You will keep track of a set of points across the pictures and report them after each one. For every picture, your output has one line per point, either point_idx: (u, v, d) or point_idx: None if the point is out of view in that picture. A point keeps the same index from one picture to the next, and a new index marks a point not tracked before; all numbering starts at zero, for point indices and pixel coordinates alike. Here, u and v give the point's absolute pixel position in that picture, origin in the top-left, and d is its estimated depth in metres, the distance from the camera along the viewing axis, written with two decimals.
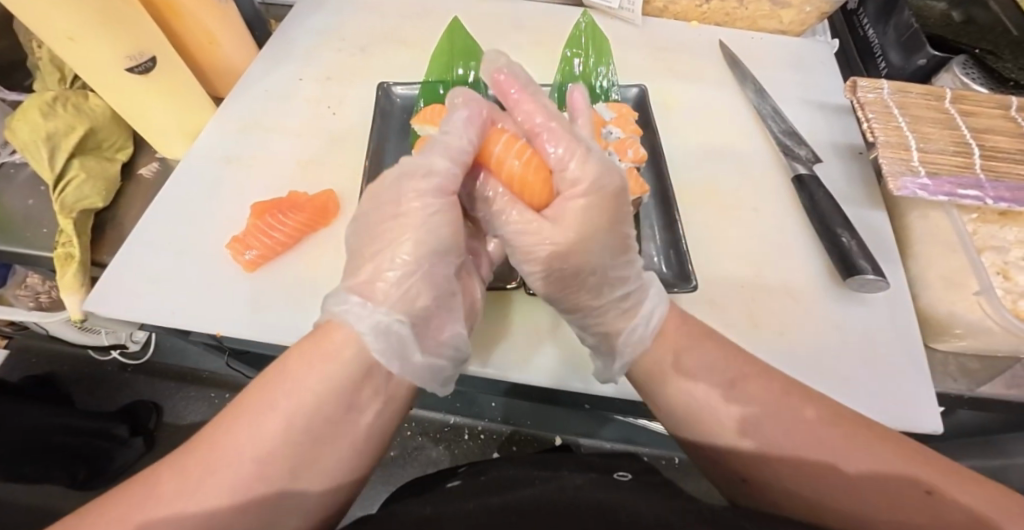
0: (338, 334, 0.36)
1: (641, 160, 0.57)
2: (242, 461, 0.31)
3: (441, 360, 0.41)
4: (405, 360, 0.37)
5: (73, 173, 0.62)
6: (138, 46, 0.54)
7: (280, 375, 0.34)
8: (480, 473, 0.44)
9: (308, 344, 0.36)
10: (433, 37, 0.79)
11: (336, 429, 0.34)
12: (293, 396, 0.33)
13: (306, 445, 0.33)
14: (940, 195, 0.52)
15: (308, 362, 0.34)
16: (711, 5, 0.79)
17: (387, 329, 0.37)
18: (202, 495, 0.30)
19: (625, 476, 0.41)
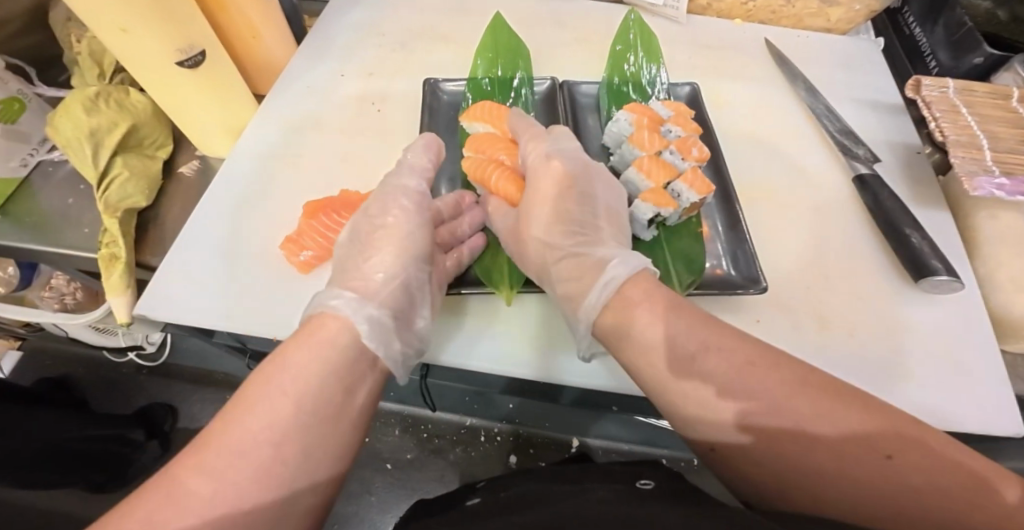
0: (334, 325, 0.39)
1: (705, 159, 0.56)
2: (257, 444, 0.31)
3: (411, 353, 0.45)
4: (388, 346, 0.41)
5: (116, 170, 0.60)
6: (189, 38, 0.53)
7: (278, 360, 0.35)
8: (501, 491, 0.44)
9: (301, 336, 0.38)
10: (474, 33, 0.78)
11: (338, 408, 0.35)
12: (298, 381, 0.34)
13: (315, 423, 0.33)
14: (1017, 194, 0.51)
15: (303, 348, 0.36)
16: (757, 3, 0.78)
17: (372, 320, 0.41)
18: (217, 482, 0.30)
19: (648, 484, 0.38)
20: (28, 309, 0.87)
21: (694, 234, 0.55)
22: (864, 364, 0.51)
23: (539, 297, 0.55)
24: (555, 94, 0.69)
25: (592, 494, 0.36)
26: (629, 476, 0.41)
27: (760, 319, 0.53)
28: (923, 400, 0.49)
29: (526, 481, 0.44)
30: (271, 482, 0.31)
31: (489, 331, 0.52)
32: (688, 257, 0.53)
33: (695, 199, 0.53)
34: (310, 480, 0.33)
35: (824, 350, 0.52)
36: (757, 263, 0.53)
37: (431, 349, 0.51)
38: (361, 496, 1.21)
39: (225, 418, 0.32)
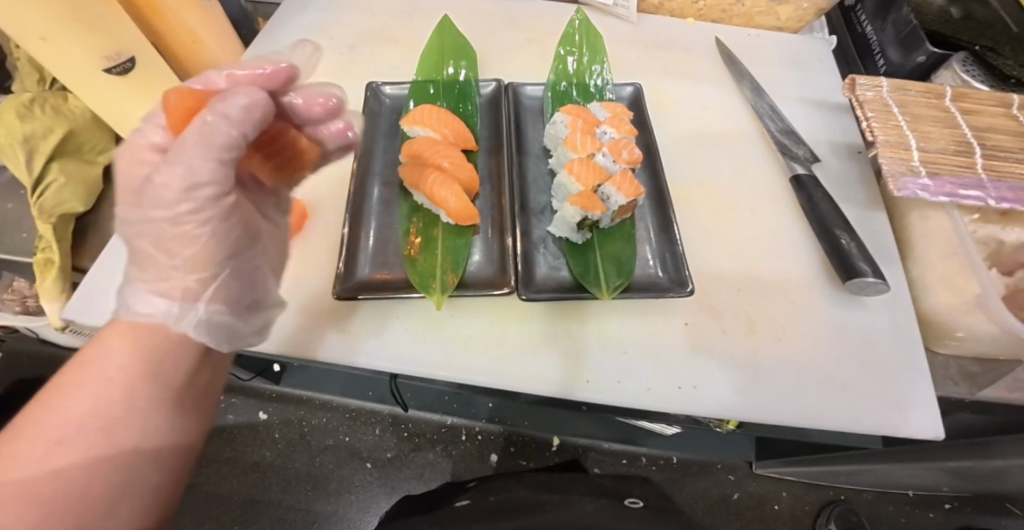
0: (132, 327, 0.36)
1: (635, 161, 0.57)
2: (44, 470, 0.30)
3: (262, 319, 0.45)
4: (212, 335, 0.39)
5: (52, 177, 0.60)
6: (115, 47, 0.53)
7: (83, 383, 0.33)
8: (489, 495, 0.57)
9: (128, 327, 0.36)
10: (423, 35, 0.78)
11: (155, 427, 0.34)
12: (143, 361, 0.35)
13: (122, 444, 0.33)
14: (941, 195, 0.51)
15: (100, 352, 0.34)
16: (707, 3, 0.78)
17: (211, 321, 0.39)
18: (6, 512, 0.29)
19: (636, 501, 0.51)
20: None
21: (626, 236, 0.56)
22: (785, 363, 0.51)
23: (470, 300, 0.54)
24: (499, 96, 0.67)
25: (578, 508, 0.48)
26: (619, 492, 0.54)
27: (689, 321, 0.54)
28: (842, 403, 0.49)
29: (514, 487, 0.58)
30: (66, 510, 0.31)
31: (418, 335, 0.52)
32: (618, 260, 0.54)
33: (622, 202, 0.54)
34: (146, 480, 0.34)
35: (749, 351, 0.52)
36: (684, 267, 0.53)
37: (361, 355, 0.51)
38: (340, 495, 1.18)
39: (92, 442, 0.32)
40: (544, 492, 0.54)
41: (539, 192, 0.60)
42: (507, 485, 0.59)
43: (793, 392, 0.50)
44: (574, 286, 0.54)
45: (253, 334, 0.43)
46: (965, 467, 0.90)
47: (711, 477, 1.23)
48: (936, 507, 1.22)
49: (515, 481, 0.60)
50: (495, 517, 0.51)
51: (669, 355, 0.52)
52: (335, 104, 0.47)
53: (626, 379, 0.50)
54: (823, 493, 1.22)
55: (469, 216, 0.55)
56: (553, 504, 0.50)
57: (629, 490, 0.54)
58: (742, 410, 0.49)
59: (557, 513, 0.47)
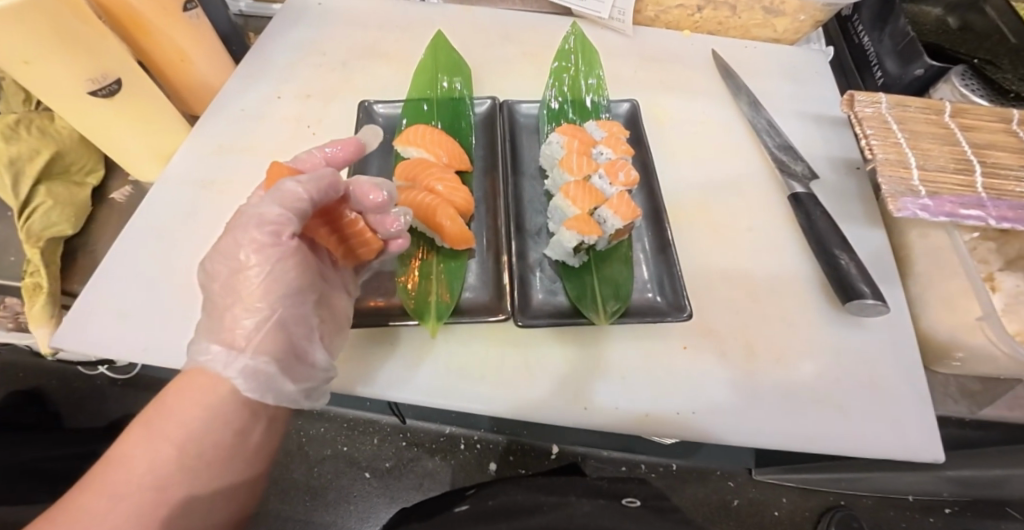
0: (204, 380, 0.38)
1: (632, 183, 0.56)
2: (139, 487, 0.35)
3: (311, 383, 0.43)
4: (270, 391, 0.39)
5: (40, 199, 0.59)
6: (100, 69, 0.51)
7: (168, 412, 0.36)
8: (489, 499, 0.56)
9: (200, 377, 0.38)
10: (417, 49, 0.77)
11: (227, 451, 0.38)
12: (210, 413, 0.37)
13: (198, 468, 0.36)
14: (941, 215, 0.51)
15: (178, 403, 0.36)
16: (703, 14, 0.77)
17: (255, 370, 0.39)
18: (105, 527, 0.33)
19: (634, 501, 0.50)
20: None
21: (623, 260, 0.55)
22: (785, 386, 0.51)
23: (466, 327, 0.53)
24: (494, 114, 0.67)
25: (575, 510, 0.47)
26: (615, 492, 0.53)
27: (688, 345, 0.53)
28: (845, 428, 0.48)
29: (513, 491, 0.56)
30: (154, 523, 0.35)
31: (414, 360, 0.51)
32: (616, 284, 0.53)
33: (618, 226, 0.53)
34: (221, 498, 0.38)
35: (750, 374, 0.51)
36: (682, 291, 0.53)
37: (356, 383, 0.50)
38: (339, 505, 1.17)
39: (175, 464, 0.35)
40: (542, 495, 0.52)
41: (534, 213, 0.60)
42: (506, 489, 0.57)
43: (794, 419, 0.49)
44: (570, 311, 0.53)
45: (291, 402, 0.41)
46: (967, 476, 0.90)
47: (711, 484, 1.22)
48: (938, 512, 1.21)
49: (515, 484, 0.58)
50: (492, 523, 0.49)
51: (668, 379, 0.51)
52: (385, 199, 0.48)
53: (624, 404, 0.49)
54: (824, 499, 1.22)
55: (464, 239, 0.54)
56: (551, 507, 0.49)
57: (626, 490, 0.54)
58: (741, 436, 0.48)
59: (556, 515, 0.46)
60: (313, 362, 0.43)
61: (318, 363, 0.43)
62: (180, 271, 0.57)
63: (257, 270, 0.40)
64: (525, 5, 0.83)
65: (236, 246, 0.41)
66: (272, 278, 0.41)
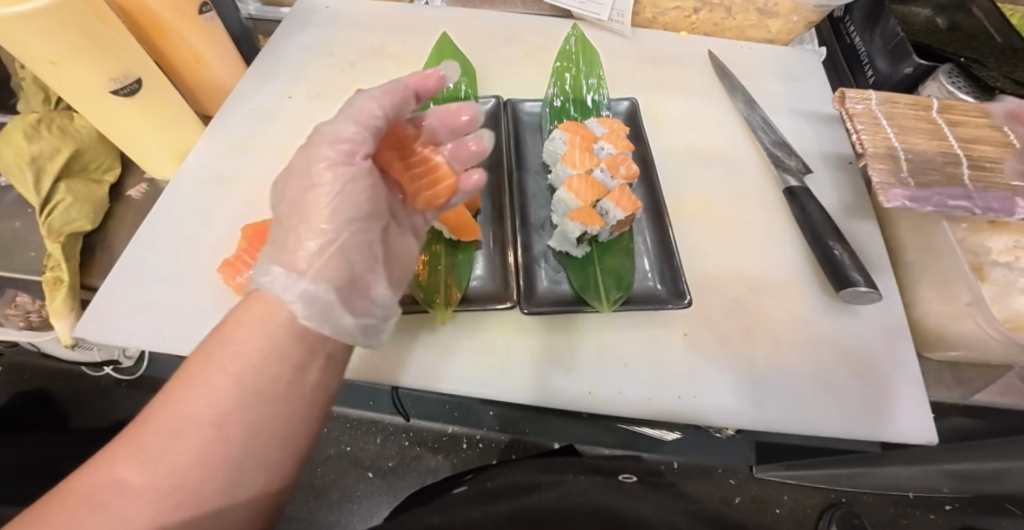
0: (262, 308, 0.38)
1: (633, 176, 0.59)
2: (198, 423, 0.34)
3: (371, 319, 0.43)
4: (333, 323, 0.39)
5: (60, 196, 0.61)
6: (123, 70, 0.53)
7: (224, 344, 0.36)
8: (489, 480, 0.58)
9: (258, 307, 0.38)
10: (422, 51, 0.79)
11: (285, 388, 0.36)
12: (267, 344, 0.36)
13: (255, 403, 0.35)
14: (929, 206, 0.53)
15: (236, 335, 0.36)
16: (699, 16, 0.80)
17: (314, 297, 0.39)
18: (168, 465, 0.33)
19: (630, 477, 0.54)
20: None
21: (625, 250, 0.57)
22: (781, 371, 0.53)
23: (474, 315, 0.55)
24: (499, 112, 0.69)
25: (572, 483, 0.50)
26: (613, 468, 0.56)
27: (688, 332, 0.55)
28: (840, 410, 0.51)
29: (512, 472, 0.59)
30: (210, 465, 0.34)
31: (425, 349, 0.53)
32: (618, 274, 0.55)
33: (621, 217, 0.56)
34: (277, 441, 0.36)
35: (748, 359, 0.53)
36: (682, 280, 0.55)
37: (368, 370, 0.52)
38: (342, 503, 1.19)
39: (235, 398, 0.34)
40: (541, 473, 0.55)
41: (537, 206, 0.62)
42: (505, 472, 0.60)
43: (789, 403, 0.51)
44: (574, 299, 0.55)
45: (349, 336, 0.40)
46: (964, 469, 0.91)
47: (713, 481, 1.24)
48: (937, 508, 1.23)
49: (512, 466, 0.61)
50: (494, 498, 0.51)
51: (671, 366, 0.53)
52: (470, 118, 0.50)
53: (626, 389, 0.51)
54: (824, 496, 1.23)
55: (471, 233, 0.56)
56: (549, 484, 0.51)
57: (622, 467, 0.57)
58: (736, 418, 0.50)
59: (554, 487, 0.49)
60: (373, 297, 0.43)
61: (376, 298, 0.44)
62: (197, 264, 0.59)
63: (328, 189, 0.42)
64: (526, 9, 0.86)
65: (311, 163, 0.43)
66: (340, 200, 0.42)
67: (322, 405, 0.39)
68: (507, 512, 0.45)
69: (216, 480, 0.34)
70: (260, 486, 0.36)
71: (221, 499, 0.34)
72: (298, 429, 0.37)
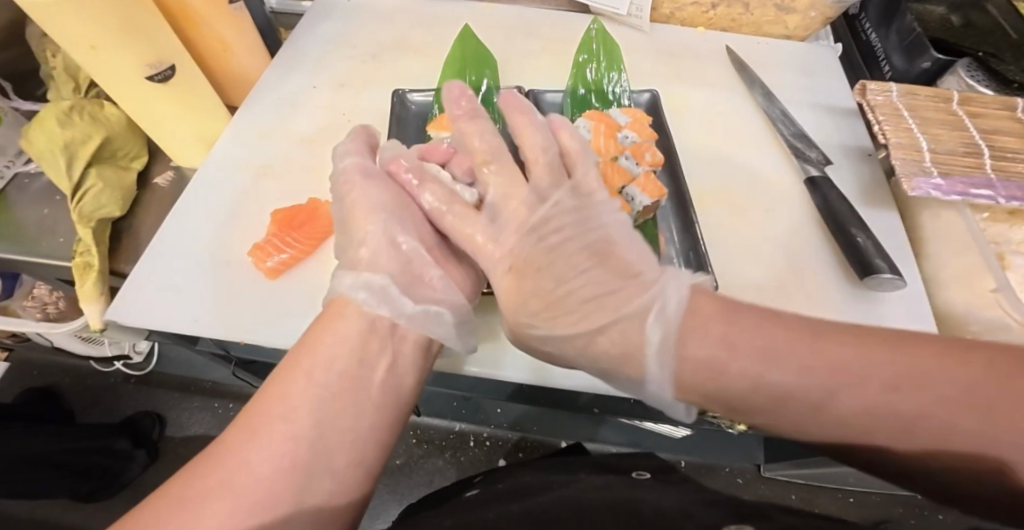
0: (340, 304, 0.42)
1: (658, 164, 0.59)
2: (276, 420, 0.34)
3: (435, 306, 0.45)
4: (395, 310, 0.43)
5: (90, 182, 0.62)
6: (157, 55, 0.55)
7: (307, 346, 0.39)
8: (496, 482, 0.55)
9: (332, 307, 0.42)
10: (442, 44, 0.80)
11: (356, 381, 0.38)
12: (337, 342, 0.39)
13: (326, 396, 0.36)
14: (953, 194, 0.53)
15: (314, 339, 0.39)
16: (717, 11, 0.81)
17: (374, 287, 0.43)
18: (250, 465, 0.32)
19: (643, 474, 0.52)
20: (10, 319, 0.88)
21: (651, 236, 0.58)
22: None
23: None
24: None
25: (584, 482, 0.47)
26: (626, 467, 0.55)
27: None
28: None
29: (519, 474, 0.56)
30: (292, 465, 0.33)
31: None
32: None
33: (646, 203, 0.55)
34: (346, 441, 0.36)
35: None
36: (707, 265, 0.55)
37: None
38: None
39: (309, 392, 0.36)
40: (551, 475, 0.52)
41: None
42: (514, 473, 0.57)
43: None
44: None
45: (417, 321, 0.43)
46: None
47: (721, 480, 1.24)
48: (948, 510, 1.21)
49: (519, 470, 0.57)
50: (504, 500, 0.48)
51: None
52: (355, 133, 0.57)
53: None
54: (831, 496, 1.23)
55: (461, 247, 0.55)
56: (560, 484, 0.48)
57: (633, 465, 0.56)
58: None
59: (566, 486, 0.46)
60: (432, 285, 0.47)
61: (435, 286, 0.47)
62: (225, 248, 0.59)
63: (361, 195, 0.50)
64: (544, 4, 0.87)
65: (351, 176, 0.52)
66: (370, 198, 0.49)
67: (393, 410, 0.39)
68: (519, 510, 0.42)
69: (293, 481, 0.33)
70: (332, 488, 0.34)
71: (292, 503, 0.32)
72: (364, 431, 0.37)
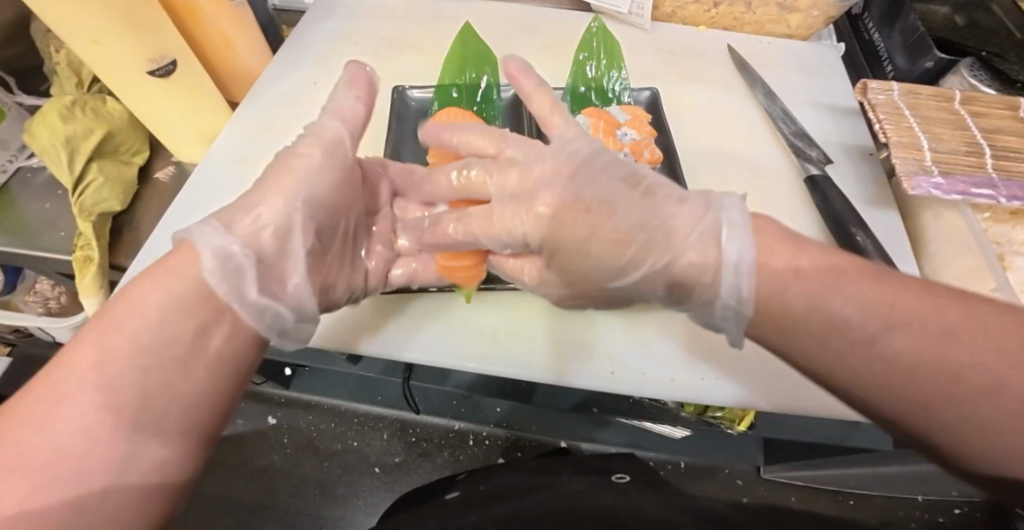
0: (184, 262, 0.37)
1: (657, 161, 0.59)
2: (83, 388, 0.30)
3: (285, 310, 0.39)
4: (235, 292, 0.36)
5: (91, 176, 0.62)
6: (158, 49, 0.55)
7: (143, 290, 0.35)
8: (480, 483, 0.56)
9: (159, 269, 0.36)
10: (444, 41, 0.80)
11: (189, 347, 0.34)
12: (169, 299, 0.35)
13: (148, 360, 0.33)
14: (954, 193, 0.53)
15: (137, 292, 0.34)
16: (719, 10, 0.81)
17: (225, 251, 0.37)
18: (48, 435, 0.29)
19: (624, 477, 0.53)
20: (12, 314, 0.89)
21: None
22: None
23: (498, 296, 0.57)
24: (521, 100, 0.71)
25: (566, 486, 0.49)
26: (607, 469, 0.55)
27: None
28: None
29: (502, 473, 0.57)
30: (103, 439, 0.30)
31: (447, 328, 0.55)
32: None
33: None
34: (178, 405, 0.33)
35: None
36: None
37: (396, 346, 0.53)
38: (347, 500, 1.18)
39: (125, 358, 0.32)
40: (533, 476, 0.54)
41: None
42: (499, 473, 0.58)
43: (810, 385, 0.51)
44: None
45: (257, 313, 0.37)
46: None
47: (720, 482, 1.22)
48: (946, 512, 1.15)
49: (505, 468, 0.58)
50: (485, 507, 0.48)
51: (683, 345, 0.54)
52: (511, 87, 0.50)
53: (649, 370, 0.52)
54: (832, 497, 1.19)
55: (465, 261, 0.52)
56: (543, 487, 0.50)
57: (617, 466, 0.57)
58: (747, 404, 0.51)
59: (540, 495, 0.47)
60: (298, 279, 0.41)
61: (293, 284, 0.41)
62: None
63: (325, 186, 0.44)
64: (546, 2, 0.87)
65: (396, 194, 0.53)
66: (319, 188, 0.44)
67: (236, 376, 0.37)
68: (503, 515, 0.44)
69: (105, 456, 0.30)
70: (164, 454, 0.32)
71: (109, 476, 0.30)
72: (203, 402, 0.34)
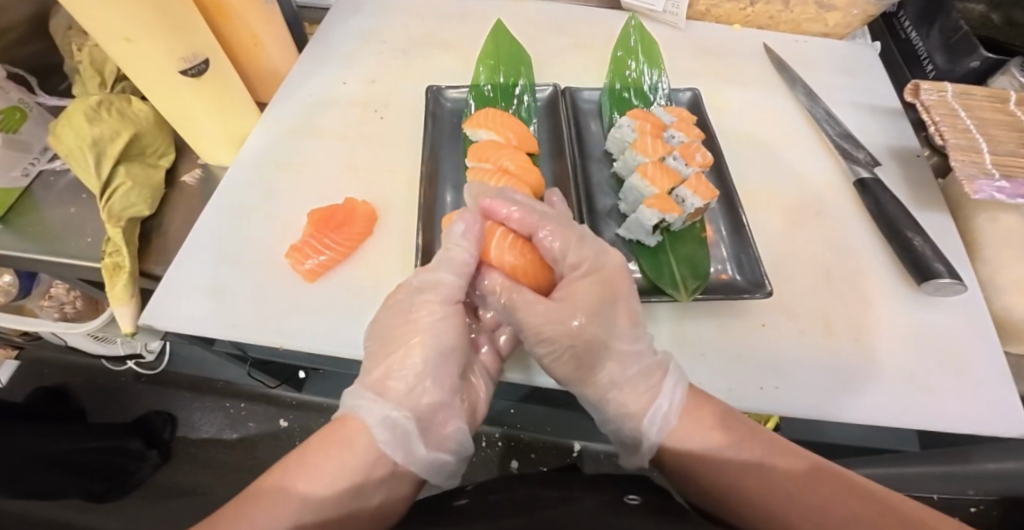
0: (354, 428, 0.41)
1: (708, 164, 0.57)
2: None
3: (444, 454, 0.45)
4: (408, 452, 0.42)
5: (119, 180, 0.60)
6: (192, 48, 0.53)
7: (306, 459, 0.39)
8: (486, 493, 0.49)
9: (327, 432, 0.41)
10: (475, 40, 0.78)
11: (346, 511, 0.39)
12: (326, 465, 0.39)
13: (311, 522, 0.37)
14: (1018, 197, 0.51)
15: (313, 453, 0.40)
16: (755, 8, 0.79)
17: (394, 424, 0.42)
18: None
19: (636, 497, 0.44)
20: (29, 320, 0.86)
21: (698, 241, 0.55)
22: (865, 362, 0.51)
23: None
24: (557, 100, 0.68)
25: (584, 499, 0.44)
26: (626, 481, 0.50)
27: (766, 323, 0.53)
28: (930, 403, 0.49)
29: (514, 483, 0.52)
30: None
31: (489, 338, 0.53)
32: (693, 262, 0.53)
33: (698, 205, 0.53)
34: None
35: (830, 355, 0.51)
36: (761, 268, 0.53)
37: None
38: None
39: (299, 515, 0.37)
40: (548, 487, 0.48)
41: (602, 195, 0.61)
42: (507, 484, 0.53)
43: (872, 394, 0.49)
44: (649, 290, 0.54)
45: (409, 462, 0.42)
46: None
47: None
48: (962, 511, 1.11)
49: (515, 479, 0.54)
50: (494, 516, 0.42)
51: (741, 353, 0.51)
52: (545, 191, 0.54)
53: (705, 378, 0.50)
54: None
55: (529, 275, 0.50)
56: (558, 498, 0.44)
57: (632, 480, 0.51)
58: (810, 414, 0.48)
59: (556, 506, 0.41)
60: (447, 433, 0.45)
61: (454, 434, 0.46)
62: (261, 248, 0.57)
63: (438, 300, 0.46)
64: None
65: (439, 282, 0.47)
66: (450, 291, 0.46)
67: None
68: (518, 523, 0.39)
69: None
70: None
71: None
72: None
